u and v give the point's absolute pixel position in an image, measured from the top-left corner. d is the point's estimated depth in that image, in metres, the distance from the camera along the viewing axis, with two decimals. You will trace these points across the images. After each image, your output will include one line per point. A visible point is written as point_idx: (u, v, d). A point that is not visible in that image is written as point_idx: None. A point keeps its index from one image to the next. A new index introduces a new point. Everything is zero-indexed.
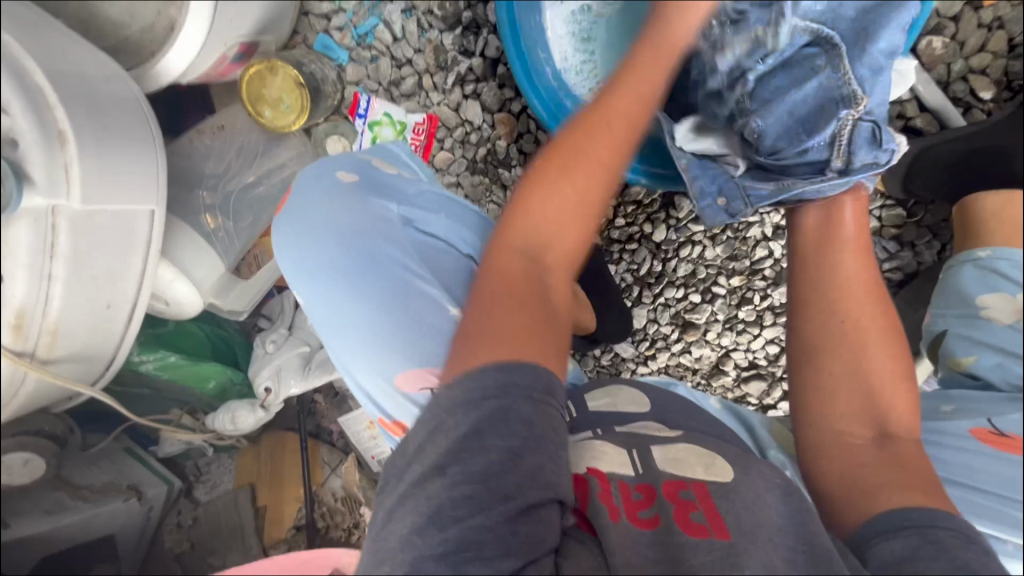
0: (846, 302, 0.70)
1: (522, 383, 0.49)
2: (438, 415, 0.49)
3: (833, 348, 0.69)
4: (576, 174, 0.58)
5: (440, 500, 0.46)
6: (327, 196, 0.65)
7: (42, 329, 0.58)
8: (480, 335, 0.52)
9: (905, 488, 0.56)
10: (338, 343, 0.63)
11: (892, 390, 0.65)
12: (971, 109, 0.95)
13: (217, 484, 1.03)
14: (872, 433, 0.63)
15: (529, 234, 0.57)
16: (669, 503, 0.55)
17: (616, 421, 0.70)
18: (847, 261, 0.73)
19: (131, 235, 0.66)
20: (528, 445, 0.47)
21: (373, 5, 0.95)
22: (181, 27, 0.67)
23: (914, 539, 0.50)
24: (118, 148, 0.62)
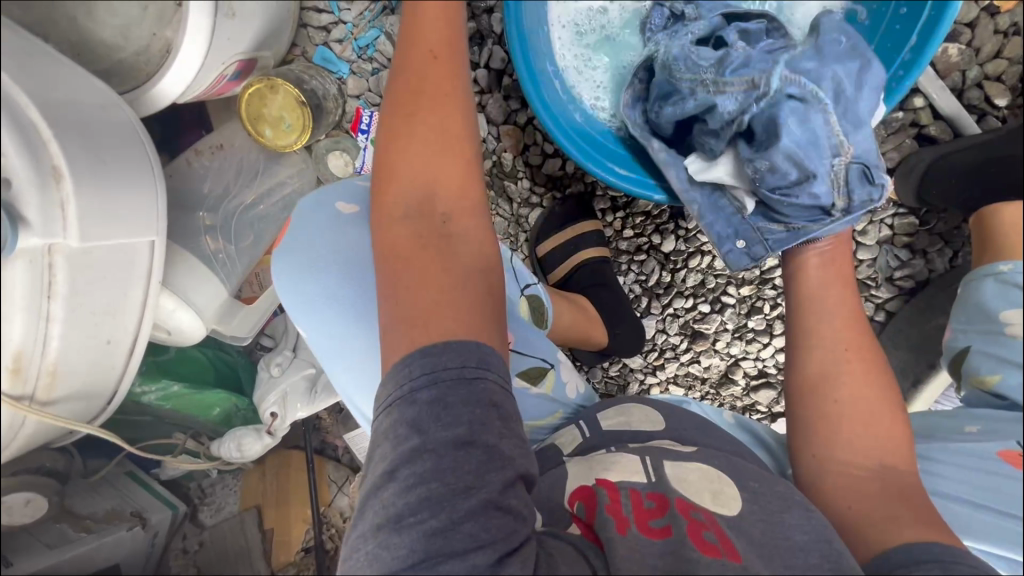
0: (846, 336, 0.73)
1: (450, 366, 0.46)
2: (380, 428, 0.47)
3: (839, 374, 0.70)
4: (422, 113, 0.58)
5: (396, 507, 0.44)
6: (330, 228, 0.62)
7: (41, 370, 0.56)
8: (409, 311, 0.50)
9: (915, 522, 0.57)
10: (344, 374, 0.60)
11: (891, 421, 0.66)
12: (986, 116, 0.93)
13: (220, 508, 0.96)
14: (875, 465, 0.63)
15: (409, 183, 0.56)
16: (682, 517, 0.53)
17: (639, 441, 0.67)
18: (843, 301, 0.77)
19: (131, 268, 0.63)
20: (473, 431, 0.45)
21: (374, 16, 0.91)
22: (179, 48, 0.63)
23: (936, 573, 0.50)
24: (116, 182, 0.59)
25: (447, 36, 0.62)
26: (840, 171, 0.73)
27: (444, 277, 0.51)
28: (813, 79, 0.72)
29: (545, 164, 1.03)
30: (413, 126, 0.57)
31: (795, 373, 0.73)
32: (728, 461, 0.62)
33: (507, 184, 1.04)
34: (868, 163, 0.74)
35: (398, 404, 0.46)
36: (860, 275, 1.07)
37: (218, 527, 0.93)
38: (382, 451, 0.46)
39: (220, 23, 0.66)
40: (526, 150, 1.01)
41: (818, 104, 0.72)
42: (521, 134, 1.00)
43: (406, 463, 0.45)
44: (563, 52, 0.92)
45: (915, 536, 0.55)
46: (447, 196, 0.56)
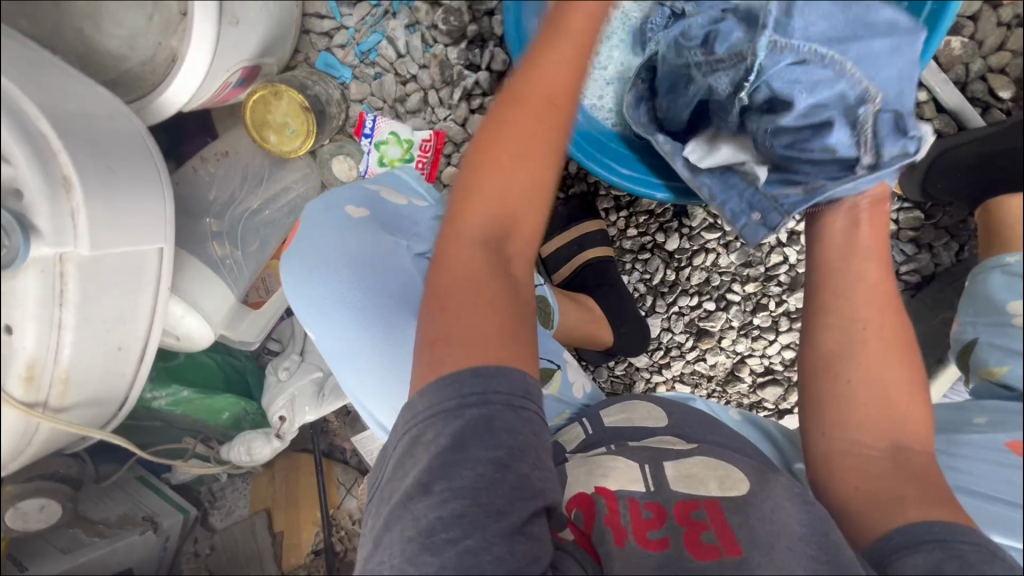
0: (868, 309, 0.67)
1: (500, 391, 0.47)
2: (416, 427, 0.48)
3: (855, 354, 0.65)
4: (532, 151, 0.53)
5: (429, 520, 0.45)
6: (337, 232, 0.62)
7: (54, 377, 0.57)
8: (455, 331, 0.50)
9: (922, 503, 0.55)
10: (352, 376, 0.61)
11: (908, 402, 0.62)
12: (990, 109, 0.93)
13: (232, 510, 1.05)
14: (887, 445, 0.60)
15: (487, 214, 0.53)
16: (680, 526, 0.54)
17: (635, 438, 0.67)
18: (871, 268, 0.69)
19: (140, 275, 0.64)
20: (512, 455, 0.46)
21: (375, 21, 0.92)
22: (182, 58, 0.64)
23: (937, 553, 0.50)
24: (125, 190, 0.60)
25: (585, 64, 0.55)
26: (863, 123, 0.70)
27: (510, 324, 0.51)
28: (813, 34, 0.67)
29: None
30: (513, 154, 0.53)
31: (811, 347, 0.68)
32: (730, 457, 0.63)
33: None
34: (902, 109, 0.69)
35: (440, 418, 0.47)
36: None
37: (230, 529, 1.03)
38: (413, 464, 0.47)
39: (224, 32, 0.67)
40: None
41: (824, 60, 0.67)
42: None
43: (441, 478, 0.46)
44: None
45: (918, 516, 0.54)
46: (518, 236, 0.55)
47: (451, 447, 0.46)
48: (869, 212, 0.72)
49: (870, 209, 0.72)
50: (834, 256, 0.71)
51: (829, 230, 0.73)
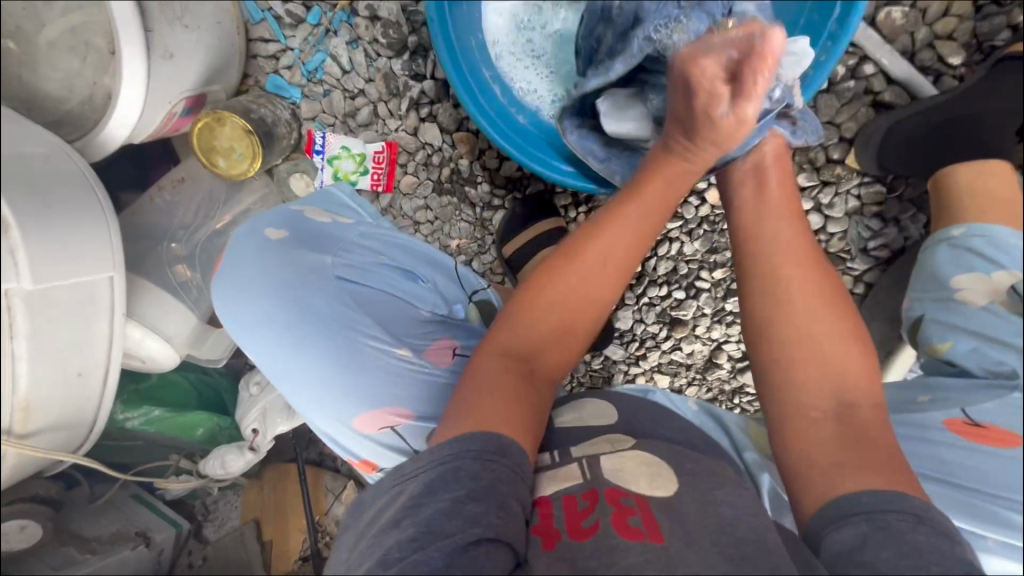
0: (786, 264, 0.66)
1: (472, 446, 0.51)
2: (403, 471, 0.54)
3: (778, 312, 0.64)
4: (576, 282, 0.64)
5: (388, 547, 0.47)
6: (258, 253, 0.65)
7: (15, 406, 0.61)
8: (472, 404, 0.56)
9: (858, 468, 0.53)
10: (289, 392, 0.64)
11: (842, 351, 0.61)
12: (942, 76, 0.92)
13: (225, 522, 1.08)
14: (831, 406, 0.58)
15: (540, 318, 0.63)
16: (609, 505, 0.53)
17: (583, 437, 0.67)
18: (781, 225, 0.70)
19: (93, 304, 0.68)
20: (471, 495, 0.48)
21: (318, 40, 0.95)
22: (118, 93, 0.68)
23: (865, 527, 0.49)
24: (65, 223, 0.63)
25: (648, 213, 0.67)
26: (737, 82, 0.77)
27: (530, 423, 0.57)
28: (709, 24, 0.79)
29: (502, 165, 0.98)
30: (581, 279, 0.64)
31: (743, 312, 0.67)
32: (671, 451, 0.62)
33: (467, 189, 0.99)
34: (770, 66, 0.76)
35: (423, 469, 0.51)
36: (832, 250, 1.01)
37: (223, 539, 1.05)
38: (398, 501, 0.51)
39: (156, 65, 0.71)
40: (482, 154, 0.98)
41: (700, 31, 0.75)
42: (476, 139, 0.97)
43: (409, 514, 0.48)
44: (502, 58, 0.93)
45: (855, 485, 0.52)
46: (549, 352, 0.64)
47: (421, 494, 0.50)
48: (779, 172, 0.75)
49: (780, 170, 0.75)
50: (747, 221, 0.72)
51: (739, 195, 0.75)
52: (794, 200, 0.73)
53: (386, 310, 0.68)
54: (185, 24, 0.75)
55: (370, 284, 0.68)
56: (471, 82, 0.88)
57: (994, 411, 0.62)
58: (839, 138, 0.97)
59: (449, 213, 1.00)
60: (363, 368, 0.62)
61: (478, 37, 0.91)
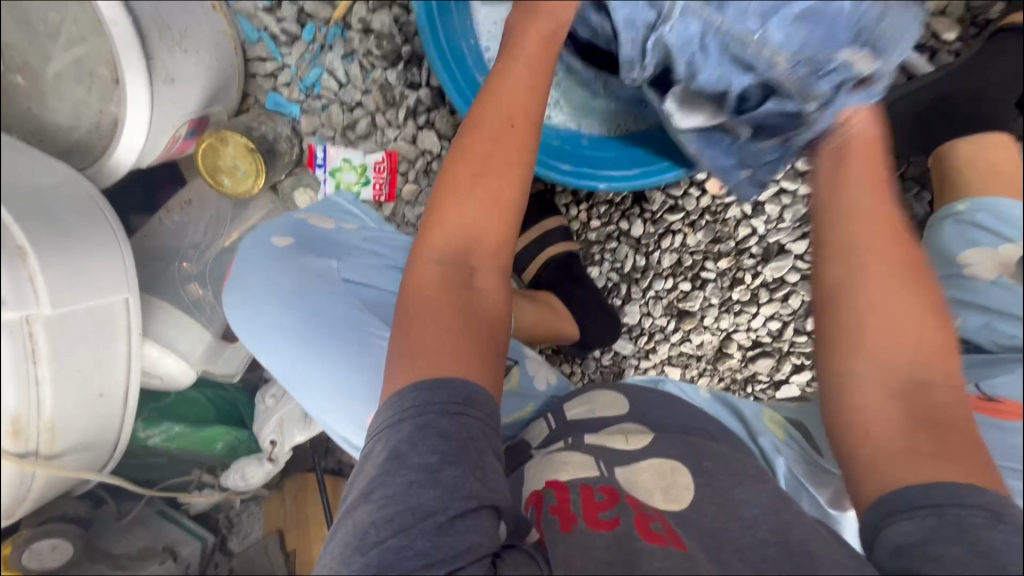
0: (869, 228, 0.58)
1: (438, 400, 0.51)
2: (369, 443, 0.52)
3: (863, 293, 0.56)
4: (484, 174, 0.61)
5: (365, 525, 0.48)
6: (265, 262, 0.67)
7: (40, 427, 0.63)
8: (412, 343, 0.55)
9: (934, 456, 0.49)
10: (303, 397, 0.65)
11: (921, 327, 0.54)
12: (937, 52, 0.92)
13: (248, 535, 1.10)
14: (898, 394, 0.53)
15: (463, 222, 0.61)
16: (630, 508, 0.55)
17: (596, 429, 0.69)
18: (868, 184, 0.61)
19: (110, 325, 0.69)
20: (445, 460, 0.49)
21: (314, 56, 0.96)
22: (124, 122, 0.71)
23: (932, 520, 0.47)
24: (81, 250, 0.65)
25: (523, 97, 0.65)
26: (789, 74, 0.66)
27: (473, 328, 0.57)
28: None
29: None
30: (488, 167, 0.62)
31: (813, 281, 0.61)
32: (688, 446, 0.64)
33: None
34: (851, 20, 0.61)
35: (387, 430, 0.52)
36: None
37: (247, 552, 1.07)
38: (368, 466, 0.51)
39: (156, 99, 0.74)
40: None
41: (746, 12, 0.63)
42: None
43: (381, 483, 0.49)
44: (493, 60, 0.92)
45: (932, 475, 0.48)
46: (480, 244, 0.61)
47: (390, 458, 0.50)
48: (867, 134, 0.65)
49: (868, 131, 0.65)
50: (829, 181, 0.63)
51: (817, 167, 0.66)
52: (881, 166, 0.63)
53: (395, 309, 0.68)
54: (184, 48, 0.77)
55: (374, 284, 0.69)
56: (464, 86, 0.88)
57: (1008, 386, 0.61)
58: None
59: None
60: (376, 367, 0.63)
61: (470, 42, 0.92)
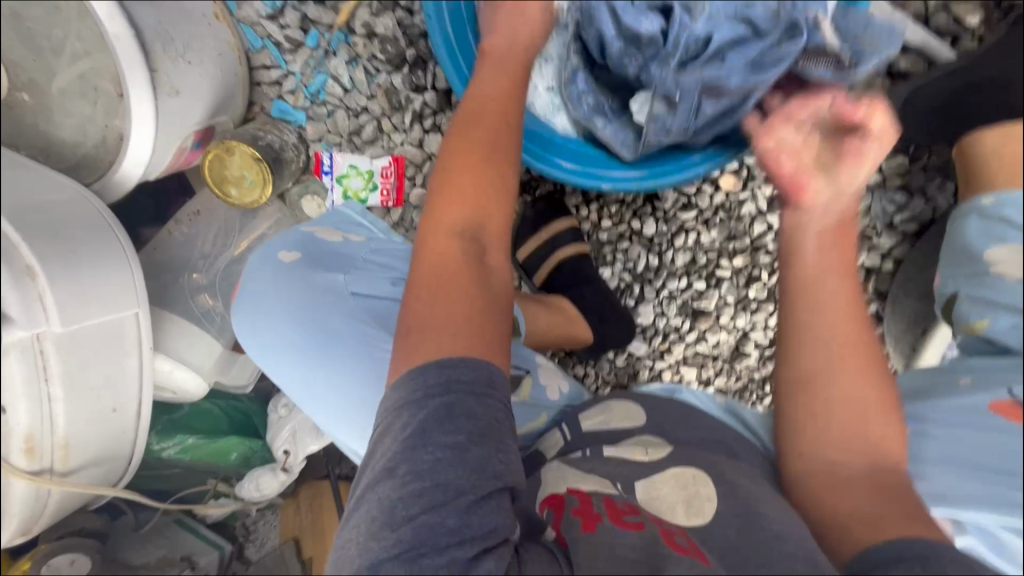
0: (847, 324, 0.62)
1: (463, 379, 0.50)
2: (384, 419, 0.50)
3: (829, 375, 0.61)
4: (484, 157, 0.63)
5: (392, 499, 0.47)
6: (273, 278, 0.66)
7: (54, 445, 0.63)
8: (426, 323, 0.54)
9: (904, 518, 0.53)
10: (316, 411, 0.65)
11: (882, 421, 0.59)
12: (960, 39, 0.89)
13: (265, 542, 1.11)
14: (866, 465, 0.58)
15: (468, 204, 0.61)
16: (655, 523, 0.55)
17: (610, 441, 0.68)
18: (848, 283, 0.64)
19: (121, 341, 0.69)
20: (472, 439, 0.48)
21: (318, 62, 0.95)
22: (128, 136, 0.71)
23: (917, 569, 0.48)
24: (89, 265, 0.65)
25: (508, 99, 0.69)
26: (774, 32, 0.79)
27: (489, 309, 0.56)
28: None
29: None
30: (486, 152, 0.63)
31: (784, 365, 0.64)
32: (709, 460, 0.63)
33: None
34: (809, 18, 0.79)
35: (407, 408, 0.50)
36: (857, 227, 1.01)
37: (264, 560, 1.09)
38: (388, 442, 0.49)
39: (161, 108, 0.72)
40: None
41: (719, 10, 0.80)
42: None
43: (405, 462, 0.48)
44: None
45: (898, 533, 0.52)
46: (488, 228, 0.61)
47: (416, 434, 0.48)
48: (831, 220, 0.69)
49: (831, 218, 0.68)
50: (812, 268, 0.66)
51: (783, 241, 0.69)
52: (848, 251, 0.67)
53: None
54: (188, 60, 0.76)
55: (383, 297, 0.67)
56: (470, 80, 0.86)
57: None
58: None
59: None
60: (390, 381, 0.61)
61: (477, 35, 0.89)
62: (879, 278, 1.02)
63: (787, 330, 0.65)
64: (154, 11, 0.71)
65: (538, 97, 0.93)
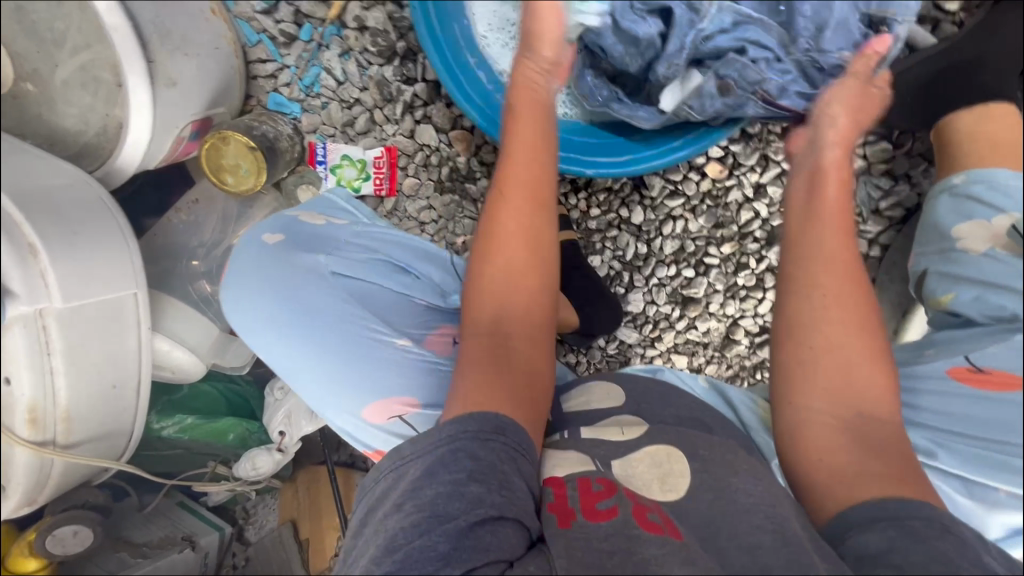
0: (827, 275, 0.63)
1: (467, 429, 0.53)
2: (398, 466, 0.54)
3: (813, 320, 0.61)
4: (510, 234, 0.65)
5: (391, 531, 0.49)
6: (257, 257, 0.69)
7: (56, 417, 0.66)
8: (452, 393, 0.58)
9: (882, 475, 0.55)
10: (300, 386, 0.67)
11: (868, 369, 0.60)
12: (940, 24, 0.90)
13: (264, 525, 1.15)
14: (850, 415, 0.58)
15: (494, 282, 0.64)
16: (628, 500, 0.55)
17: (591, 422, 0.71)
18: (826, 235, 0.65)
19: (120, 320, 0.72)
20: (472, 476, 0.50)
21: (312, 55, 0.98)
22: (128, 123, 0.73)
23: (891, 532, 0.50)
24: (89, 244, 0.68)
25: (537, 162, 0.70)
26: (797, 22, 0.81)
27: (511, 383, 0.59)
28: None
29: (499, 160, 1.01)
30: (511, 228, 0.66)
31: (775, 315, 0.65)
32: (678, 434, 0.65)
33: (468, 186, 1.03)
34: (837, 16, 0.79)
35: (419, 457, 0.53)
36: None
37: (263, 541, 1.13)
38: (399, 483, 0.53)
39: (158, 96, 0.75)
40: (478, 149, 1.02)
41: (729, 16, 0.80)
42: (471, 137, 1.01)
43: (410, 497, 0.50)
44: (489, 44, 0.93)
45: (878, 491, 0.53)
46: (519, 321, 0.63)
47: (421, 477, 0.52)
48: (835, 182, 0.70)
49: (836, 181, 0.70)
50: (798, 221, 0.69)
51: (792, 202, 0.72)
52: (845, 206, 0.68)
53: (385, 304, 0.70)
54: (185, 52, 0.79)
55: (364, 278, 0.70)
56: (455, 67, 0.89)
57: (997, 356, 0.61)
58: None
59: (452, 212, 1.04)
60: (369, 358, 0.65)
61: (462, 23, 0.92)
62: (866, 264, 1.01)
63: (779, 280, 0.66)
64: (153, 5, 0.74)
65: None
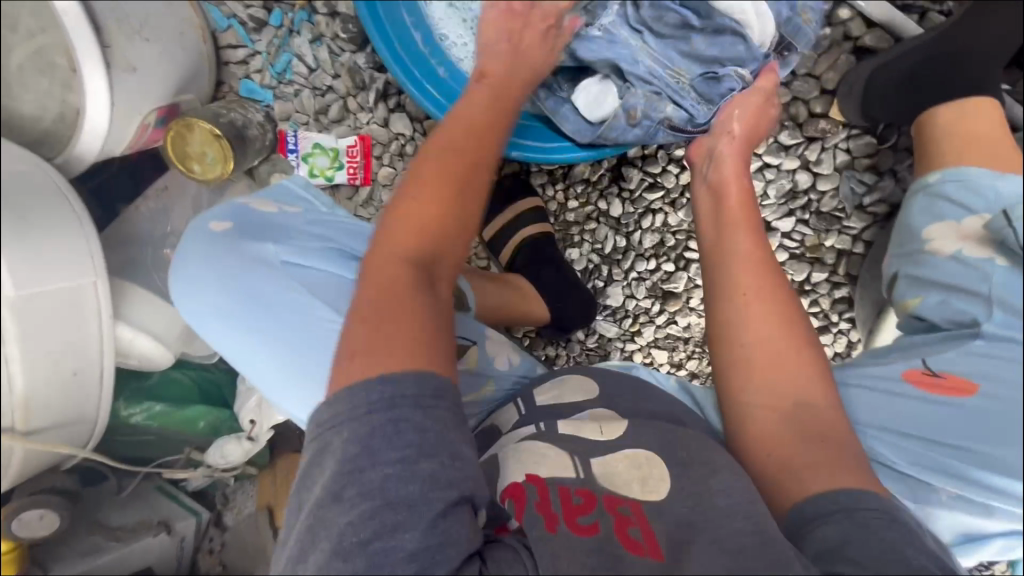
0: (744, 273, 0.66)
1: (408, 394, 0.48)
2: (323, 437, 0.49)
3: (736, 316, 0.64)
4: (449, 181, 0.61)
5: (343, 528, 0.46)
6: (205, 247, 0.69)
7: (14, 405, 0.66)
8: (363, 341, 0.51)
9: (833, 467, 0.54)
10: (257, 378, 0.67)
11: (797, 357, 0.61)
12: (927, 14, 0.89)
13: (242, 509, 1.14)
14: (791, 403, 0.59)
15: (420, 219, 0.59)
16: (608, 513, 0.52)
17: (568, 416, 0.66)
18: (740, 236, 0.70)
19: (79, 311, 0.71)
20: (423, 453, 0.47)
21: (282, 41, 0.99)
22: (85, 111, 0.73)
23: (844, 524, 0.49)
24: (40, 233, 0.67)
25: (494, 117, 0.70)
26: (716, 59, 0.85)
27: (426, 331, 0.52)
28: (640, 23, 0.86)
29: None
30: (459, 177, 0.61)
31: (706, 318, 0.68)
32: (661, 436, 0.61)
33: None
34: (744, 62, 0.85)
35: (348, 423, 0.48)
36: (825, 208, 0.97)
37: (240, 526, 1.12)
38: (328, 462, 0.48)
39: (117, 84, 0.76)
40: None
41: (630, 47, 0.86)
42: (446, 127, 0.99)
43: (364, 491, 0.47)
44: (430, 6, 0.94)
45: (831, 483, 0.53)
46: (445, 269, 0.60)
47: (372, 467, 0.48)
48: (737, 180, 0.75)
49: (738, 179, 0.75)
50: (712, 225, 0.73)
51: (700, 207, 0.77)
52: (750, 204, 0.74)
53: (335, 292, 0.68)
54: (145, 36, 0.80)
55: (311, 268, 0.69)
56: (396, 40, 0.91)
57: (951, 360, 0.62)
58: (821, 91, 0.95)
59: None
60: (321, 347, 0.64)
61: None
62: (850, 260, 0.98)
63: (707, 287, 0.69)
64: None
65: (465, 56, 0.94)
